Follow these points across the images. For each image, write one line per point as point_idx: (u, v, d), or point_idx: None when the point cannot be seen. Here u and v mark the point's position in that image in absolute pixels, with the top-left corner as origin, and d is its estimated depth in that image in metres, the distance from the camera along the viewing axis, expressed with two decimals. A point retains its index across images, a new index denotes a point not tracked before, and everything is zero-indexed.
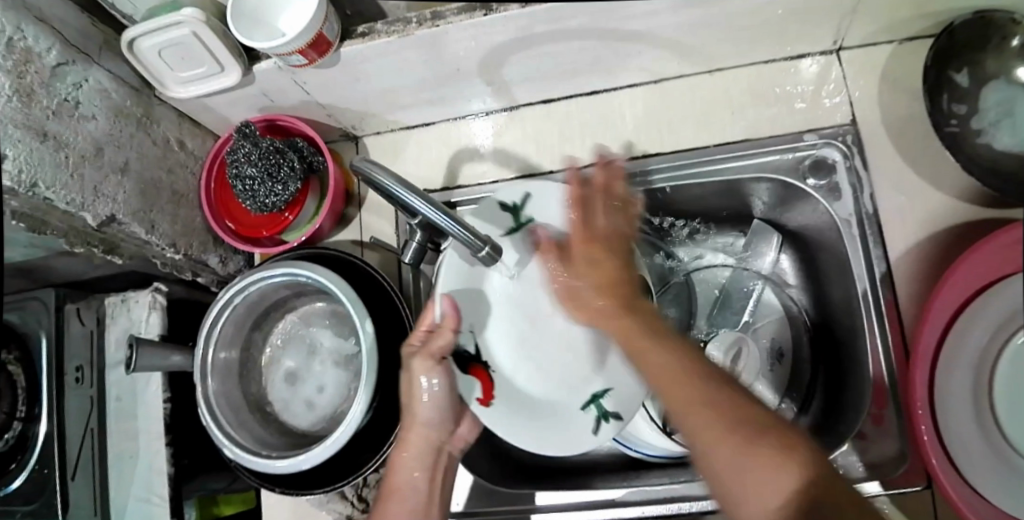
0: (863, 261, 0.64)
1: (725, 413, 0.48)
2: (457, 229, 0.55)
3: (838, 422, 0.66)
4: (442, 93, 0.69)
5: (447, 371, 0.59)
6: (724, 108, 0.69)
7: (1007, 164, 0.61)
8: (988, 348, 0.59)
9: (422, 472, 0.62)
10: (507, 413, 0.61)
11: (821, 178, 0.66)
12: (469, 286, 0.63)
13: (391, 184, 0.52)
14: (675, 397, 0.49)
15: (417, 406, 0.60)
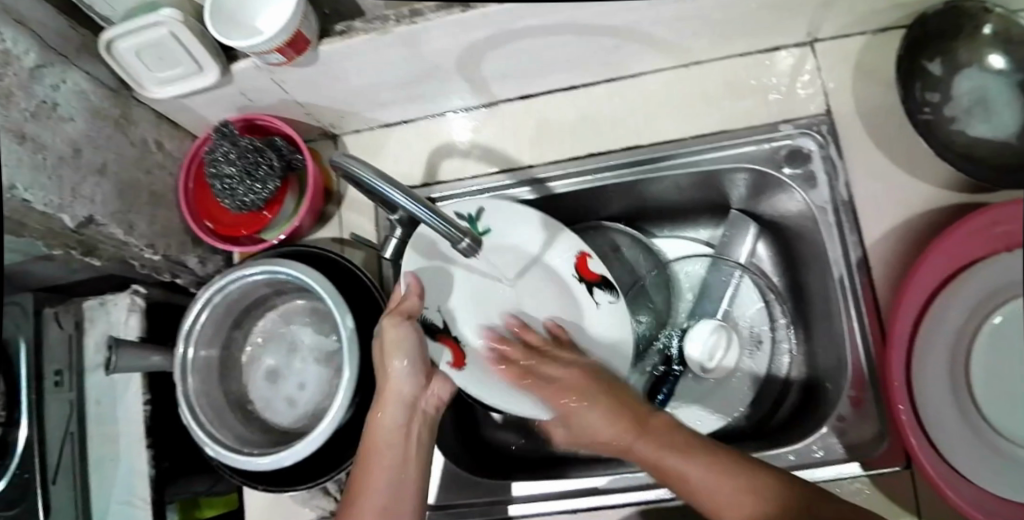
0: (839, 247, 0.65)
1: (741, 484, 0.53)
2: (431, 220, 0.54)
3: (817, 406, 0.67)
4: (422, 89, 0.69)
5: (417, 334, 0.60)
6: (701, 101, 0.70)
7: (979, 151, 0.62)
8: (964, 328, 0.60)
9: (395, 443, 0.60)
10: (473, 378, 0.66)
11: (796, 168, 0.67)
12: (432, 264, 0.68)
13: (365, 175, 0.52)
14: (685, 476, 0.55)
15: (389, 370, 0.59)
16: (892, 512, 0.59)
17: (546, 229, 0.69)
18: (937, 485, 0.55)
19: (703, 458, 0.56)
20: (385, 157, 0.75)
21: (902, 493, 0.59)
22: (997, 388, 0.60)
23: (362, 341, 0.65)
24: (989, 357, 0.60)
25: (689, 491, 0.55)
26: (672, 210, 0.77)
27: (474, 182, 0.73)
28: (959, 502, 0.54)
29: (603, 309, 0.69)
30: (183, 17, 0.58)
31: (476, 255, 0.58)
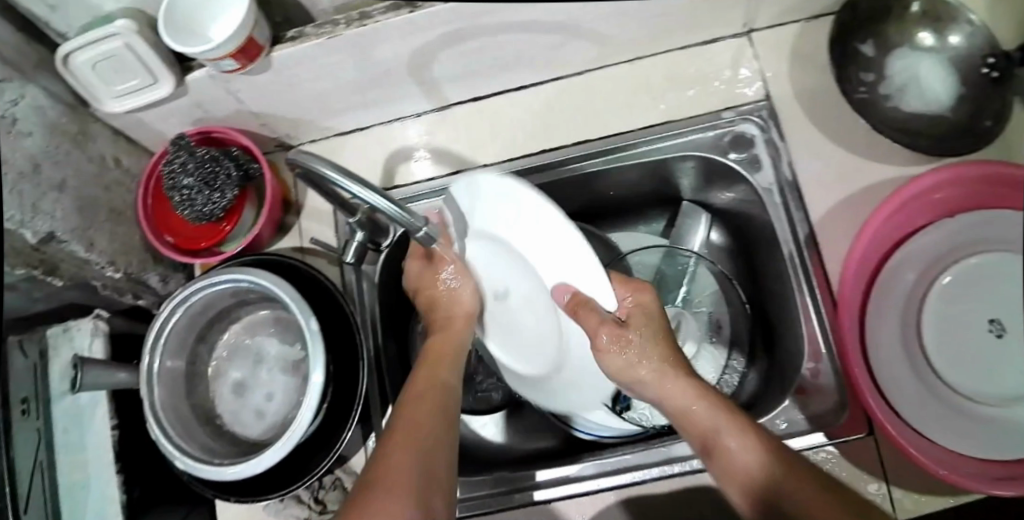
0: (787, 225, 0.67)
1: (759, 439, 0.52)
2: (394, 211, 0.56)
3: (783, 375, 0.68)
4: (375, 96, 0.70)
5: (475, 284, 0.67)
6: (646, 93, 0.71)
7: (915, 124, 0.65)
8: (912, 293, 0.62)
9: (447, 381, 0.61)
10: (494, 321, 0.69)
11: (741, 152, 0.69)
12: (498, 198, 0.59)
13: (330, 171, 0.53)
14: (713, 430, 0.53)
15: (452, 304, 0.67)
16: (861, 479, 0.59)
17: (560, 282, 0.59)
18: (894, 440, 0.54)
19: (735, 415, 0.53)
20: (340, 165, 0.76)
21: (868, 458, 0.59)
22: (954, 353, 0.60)
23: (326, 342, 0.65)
24: (941, 320, 0.60)
25: (714, 444, 0.53)
26: (625, 204, 0.79)
27: (431, 185, 0.74)
28: (916, 455, 0.53)
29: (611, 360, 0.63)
30: (136, 28, 0.59)
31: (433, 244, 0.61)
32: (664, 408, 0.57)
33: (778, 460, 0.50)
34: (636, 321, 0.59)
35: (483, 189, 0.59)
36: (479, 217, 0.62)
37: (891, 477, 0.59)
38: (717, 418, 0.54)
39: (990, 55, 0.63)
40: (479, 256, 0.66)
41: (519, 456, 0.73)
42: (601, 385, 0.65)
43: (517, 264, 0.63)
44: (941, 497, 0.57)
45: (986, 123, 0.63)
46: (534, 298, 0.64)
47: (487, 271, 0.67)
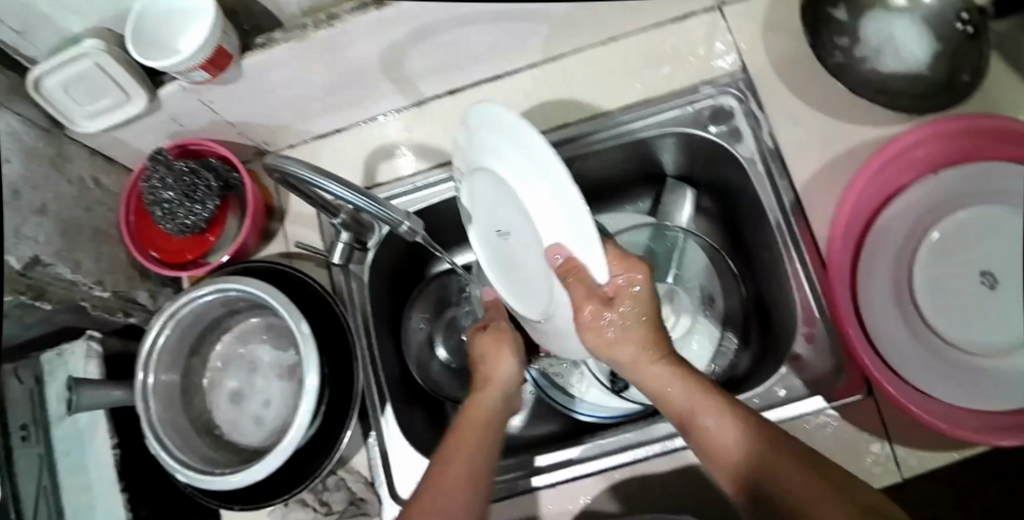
0: (771, 195, 0.65)
1: (741, 423, 0.51)
2: (363, 202, 0.57)
3: (776, 349, 0.67)
4: (349, 97, 0.69)
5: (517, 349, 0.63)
6: (620, 75, 0.70)
7: (893, 84, 0.64)
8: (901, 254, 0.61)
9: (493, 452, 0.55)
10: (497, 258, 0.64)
11: (721, 125, 0.68)
12: (509, 130, 0.51)
13: (286, 165, 0.53)
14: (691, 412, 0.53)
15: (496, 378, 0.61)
16: (863, 439, 0.59)
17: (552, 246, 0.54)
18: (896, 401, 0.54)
19: (712, 397, 0.52)
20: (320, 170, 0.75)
21: (868, 418, 0.59)
22: (948, 305, 0.58)
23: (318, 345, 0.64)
24: (933, 271, 0.59)
25: (692, 428, 0.53)
26: (608, 186, 0.78)
27: (411, 181, 0.71)
28: (920, 413, 0.53)
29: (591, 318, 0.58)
30: (106, 47, 0.60)
31: (418, 238, 0.62)
32: (646, 390, 0.56)
33: (755, 442, 0.50)
34: (621, 295, 0.52)
35: (491, 126, 0.53)
36: (483, 145, 0.56)
37: (893, 436, 0.59)
38: (694, 399, 0.53)
39: (964, 10, 0.63)
40: (483, 190, 0.61)
41: (523, 444, 0.72)
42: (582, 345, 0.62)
43: (515, 209, 0.57)
44: (943, 451, 0.58)
45: (964, 78, 0.62)
46: (528, 245, 0.57)
47: (490, 206, 0.62)
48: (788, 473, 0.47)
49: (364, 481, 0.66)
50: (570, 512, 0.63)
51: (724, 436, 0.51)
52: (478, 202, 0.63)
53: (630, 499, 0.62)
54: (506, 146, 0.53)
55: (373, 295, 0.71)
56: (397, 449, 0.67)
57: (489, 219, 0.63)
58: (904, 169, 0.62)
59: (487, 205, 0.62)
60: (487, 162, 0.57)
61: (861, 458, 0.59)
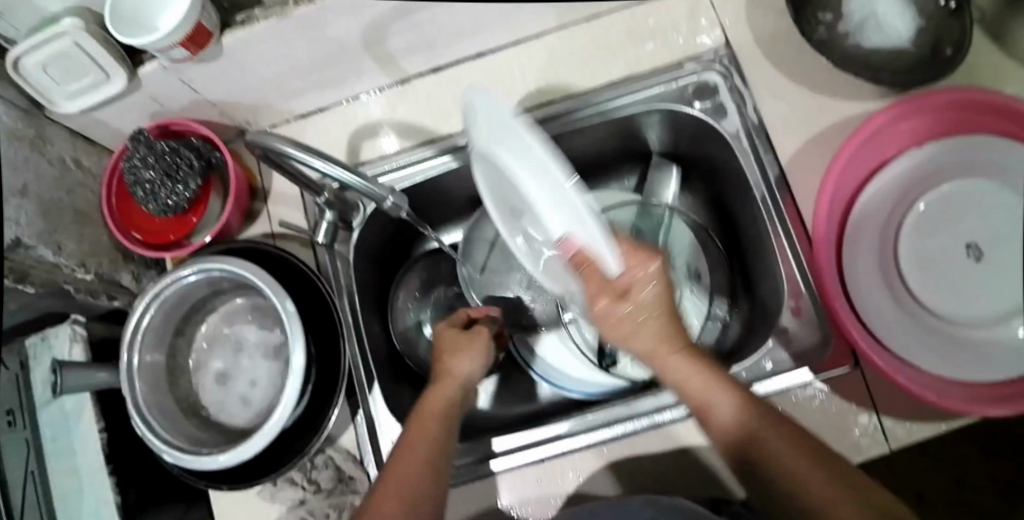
0: (757, 170, 0.66)
1: (759, 419, 0.50)
2: (353, 179, 0.58)
3: (765, 325, 0.68)
4: (330, 76, 0.68)
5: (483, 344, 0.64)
6: (604, 51, 0.69)
7: (877, 59, 0.64)
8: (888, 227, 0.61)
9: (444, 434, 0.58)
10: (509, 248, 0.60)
11: (705, 101, 0.68)
12: (504, 126, 0.45)
13: (281, 147, 0.53)
14: (707, 402, 0.53)
15: (456, 367, 0.62)
16: (850, 413, 0.59)
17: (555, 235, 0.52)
18: (888, 371, 0.54)
19: (731, 390, 0.52)
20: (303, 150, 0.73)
21: (856, 390, 0.59)
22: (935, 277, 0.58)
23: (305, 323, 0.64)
24: (920, 244, 0.59)
25: (708, 416, 0.53)
26: (592, 165, 0.79)
27: (397, 159, 0.70)
28: (907, 383, 0.53)
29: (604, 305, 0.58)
30: (84, 26, 0.59)
31: (405, 212, 0.62)
32: (664, 378, 0.56)
33: (768, 429, 0.50)
34: (638, 287, 0.53)
35: (479, 118, 0.47)
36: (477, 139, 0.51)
37: (881, 408, 0.58)
38: (714, 393, 0.53)
39: None
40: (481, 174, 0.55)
41: (510, 422, 0.73)
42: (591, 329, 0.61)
43: (516, 198, 0.52)
44: (935, 422, 0.57)
45: (947, 52, 0.61)
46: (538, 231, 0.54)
47: (488, 189, 0.55)
48: (799, 467, 0.47)
49: (354, 459, 0.66)
50: (556, 488, 0.63)
51: (739, 427, 0.51)
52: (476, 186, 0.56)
53: (618, 474, 0.62)
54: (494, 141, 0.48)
55: (358, 275, 0.70)
56: (387, 428, 0.67)
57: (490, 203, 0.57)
58: (891, 141, 0.62)
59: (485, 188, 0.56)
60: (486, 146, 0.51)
61: (848, 431, 0.59)
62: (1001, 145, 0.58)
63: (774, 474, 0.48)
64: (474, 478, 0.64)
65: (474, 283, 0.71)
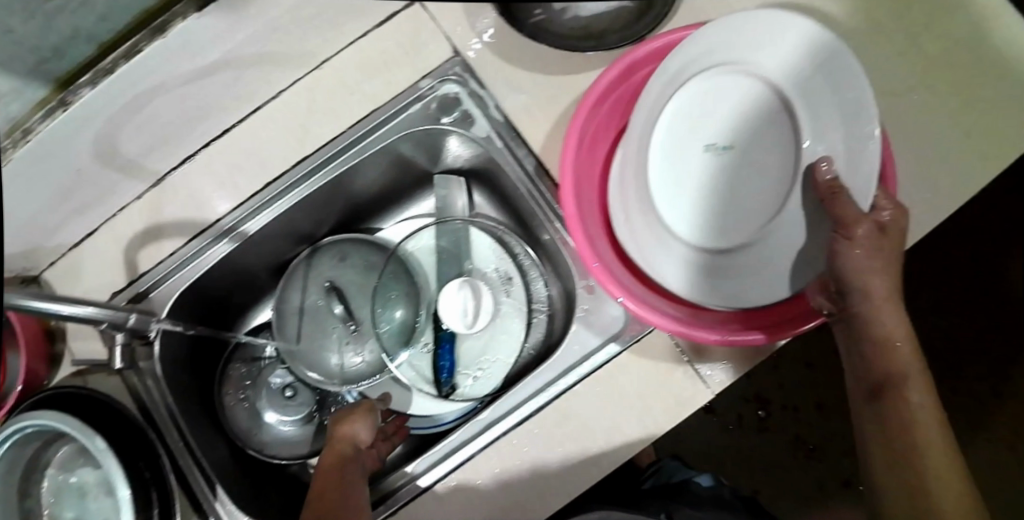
0: (515, 163, 0.65)
1: (937, 418, 0.50)
2: (100, 310, 0.55)
3: (566, 302, 0.69)
4: (81, 203, 0.64)
5: (369, 414, 0.64)
6: (344, 92, 0.66)
7: (598, 25, 0.62)
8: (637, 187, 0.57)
9: (354, 494, 0.56)
10: (671, 194, 0.56)
11: (452, 114, 0.66)
12: (750, 57, 0.53)
13: (30, 301, 0.47)
14: (906, 383, 0.50)
15: (348, 436, 0.62)
16: (664, 367, 0.61)
17: (777, 167, 0.53)
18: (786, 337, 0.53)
19: (924, 384, 0.50)
20: (85, 286, 0.67)
21: (651, 352, 0.61)
22: (695, 218, 0.56)
23: (126, 458, 0.60)
24: (667, 181, 0.56)
25: (911, 391, 0.50)
26: (384, 200, 0.76)
27: (176, 256, 0.67)
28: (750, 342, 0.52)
29: (769, 266, 0.53)
30: None
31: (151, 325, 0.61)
32: (868, 348, 0.51)
33: (930, 426, 0.50)
34: (891, 211, 0.49)
35: (767, 36, 0.53)
36: (718, 87, 0.55)
37: (693, 359, 0.60)
38: (909, 367, 0.50)
39: None
40: (699, 107, 0.55)
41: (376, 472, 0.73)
42: (756, 293, 0.54)
43: (757, 108, 0.54)
44: (721, 361, 0.60)
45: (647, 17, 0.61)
46: (753, 159, 0.54)
47: (709, 118, 0.55)
48: (948, 495, 0.48)
49: None
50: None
51: (927, 414, 0.50)
52: (678, 126, 0.56)
53: (474, 501, 0.61)
54: (774, 59, 0.53)
55: (175, 383, 0.68)
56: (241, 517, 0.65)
57: (682, 144, 0.56)
58: (613, 111, 0.61)
59: (704, 115, 0.55)
60: (691, 89, 0.55)
61: (666, 386, 0.61)
62: (762, 109, 0.54)
63: (927, 496, 0.48)
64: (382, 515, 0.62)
65: (296, 357, 0.70)
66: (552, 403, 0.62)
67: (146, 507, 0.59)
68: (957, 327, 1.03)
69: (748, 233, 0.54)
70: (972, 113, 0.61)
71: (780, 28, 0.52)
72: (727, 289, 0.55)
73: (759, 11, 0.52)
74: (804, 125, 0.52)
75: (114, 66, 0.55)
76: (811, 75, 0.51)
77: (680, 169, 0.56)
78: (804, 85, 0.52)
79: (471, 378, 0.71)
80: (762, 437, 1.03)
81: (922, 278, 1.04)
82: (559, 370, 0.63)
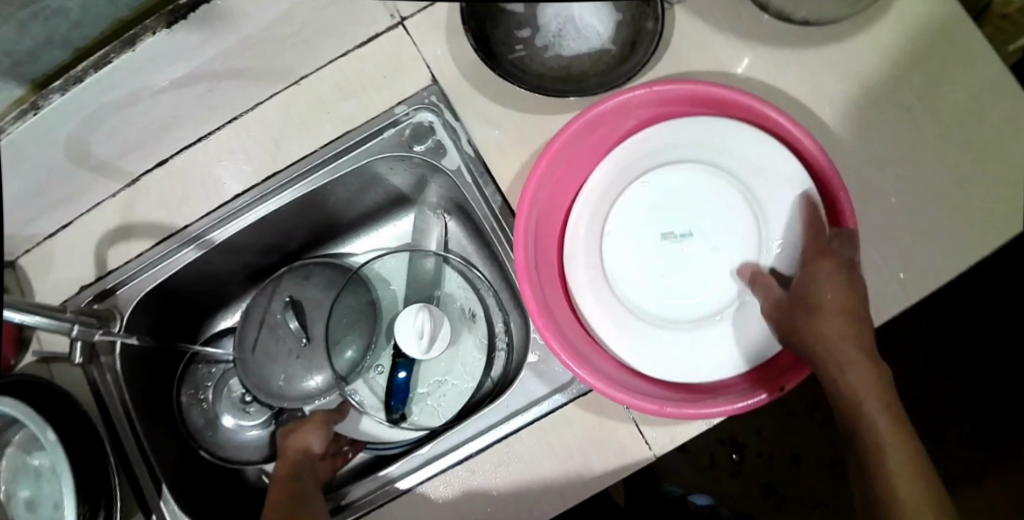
0: (481, 200, 0.64)
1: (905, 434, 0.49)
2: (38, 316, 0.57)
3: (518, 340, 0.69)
4: (57, 196, 0.65)
5: (323, 424, 0.69)
6: (318, 111, 0.65)
7: (577, 67, 0.62)
8: (592, 253, 0.59)
9: (303, 496, 0.60)
10: (625, 267, 0.59)
11: (424, 143, 0.65)
12: (695, 148, 0.58)
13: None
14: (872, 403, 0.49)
15: (299, 445, 0.66)
16: (607, 425, 0.60)
17: (717, 247, 0.57)
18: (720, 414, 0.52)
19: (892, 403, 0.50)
20: (55, 276, 0.68)
21: (595, 406, 0.60)
22: (644, 291, 0.58)
23: (71, 453, 0.61)
24: (621, 252, 0.59)
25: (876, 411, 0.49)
26: (360, 217, 0.76)
27: (143, 259, 0.67)
28: (678, 413, 0.52)
29: (708, 341, 0.56)
30: None
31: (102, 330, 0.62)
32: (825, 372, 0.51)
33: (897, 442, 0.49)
34: (825, 280, 0.51)
35: (719, 134, 0.57)
36: (667, 173, 0.59)
37: (638, 419, 0.59)
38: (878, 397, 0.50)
39: None
40: (653, 193, 0.59)
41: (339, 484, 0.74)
42: (695, 366, 0.55)
43: (703, 193, 0.58)
44: (664, 426, 0.59)
45: (625, 66, 0.61)
46: (699, 247, 0.57)
47: (662, 207, 0.58)
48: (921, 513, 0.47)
49: None
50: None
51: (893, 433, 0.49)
52: (633, 203, 0.59)
53: None
54: (721, 148, 0.58)
55: (134, 380, 0.69)
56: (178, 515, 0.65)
57: (636, 221, 0.59)
58: (577, 165, 0.61)
59: (659, 205, 0.59)
60: (641, 174, 0.59)
61: (609, 444, 0.59)
62: (708, 191, 0.58)
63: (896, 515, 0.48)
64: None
65: (245, 368, 0.71)
66: (494, 445, 0.61)
67: (88, 501, 0.60)
68: (955, 389, 0.97)
69: (688, 310, 0.57)
70: (956, 195, 0.57)
71: (716, 129, 0.57)
72: (668, 360, 0.56)
73: (695, 120, 0.58)
74: (748, 213, 0.57)
75: (90, 70, 0.59)
76: (753, 164, 0.57)
77: (633, 243, 0.59)
78: (754, 176, 0.57)
79: (424, 405, 0.70)
80: (733, 481, 1.01)
81: (924, 336, 0.99)
82: (504, 415, 0.62)
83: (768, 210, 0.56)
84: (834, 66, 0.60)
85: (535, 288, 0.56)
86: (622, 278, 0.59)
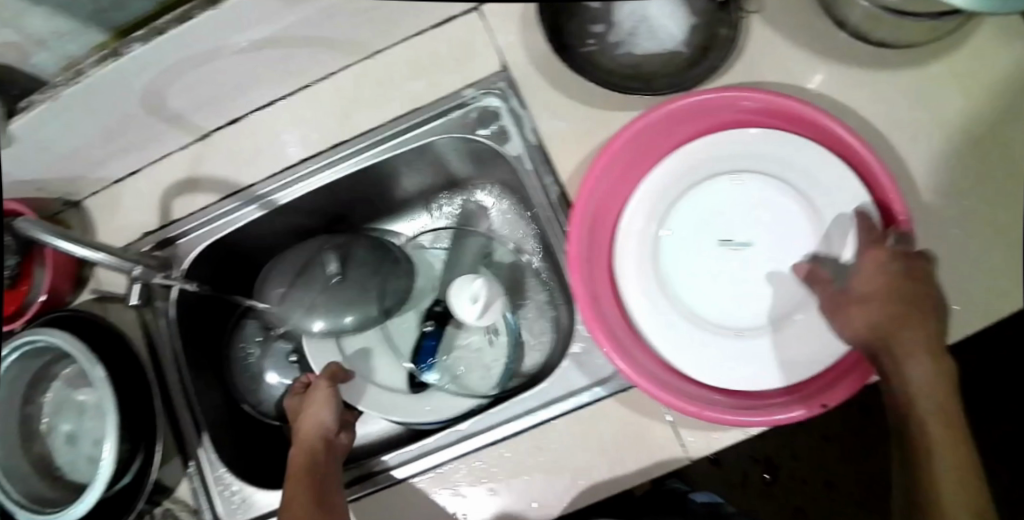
0: (539, 189, 0.64)
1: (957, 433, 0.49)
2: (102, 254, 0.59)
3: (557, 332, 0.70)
4: (132, 145, 0.68)
5: (329, 394, 0.65)
6: (388, 86, 0.67)
7: (647, 66, 0.63)
8: (643, 253, 0.60)
9: (321, 490, 0.58)
10: (675, 269, 0.59)
11: (488, 127, 0.66)
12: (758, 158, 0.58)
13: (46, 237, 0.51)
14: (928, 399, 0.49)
15: (310, 424, 0.64)
16: (643, 424, 0.60)
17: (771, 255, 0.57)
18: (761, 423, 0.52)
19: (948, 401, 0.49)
20: (120, 220, 0.71)
21: (634, 403, 0.60)
22: (691, 294, 0.58)
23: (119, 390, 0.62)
24: (672, 254, 0.59)
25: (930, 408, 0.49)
26: (414, 194, 0.78)
27: (205, 214, 0.69)
28: (718, 418, 0.52)
29: (752, 351, 0.56)
30: None
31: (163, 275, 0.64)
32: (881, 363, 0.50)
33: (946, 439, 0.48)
34: (880, 299, 0.50)
35: (785, 147, 0.58)
36: (727, 179, 0.59)
37: (676, 420, 0.59)
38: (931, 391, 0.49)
39: None
40: (711, 200, 0.59)
41: (368, 453, 0.75)
42: (736, 374, 0.55)
43: (761, 203, 0.58)
44: (702, 430, 0.59)
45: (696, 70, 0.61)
46: (752, 256, 0.58)
47: (718, 214, 0.59)
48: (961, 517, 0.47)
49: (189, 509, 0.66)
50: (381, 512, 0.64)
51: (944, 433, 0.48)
52: (689, 207, 0.60)
53: (434, 506, 0.62)
54: (783, 160, 0.58)
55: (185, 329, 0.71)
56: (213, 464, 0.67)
57: (691, 224, 0.59)
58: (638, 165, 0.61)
59: (716, 211, 0.59)
60: (699, 179, 0.60)
61: (644, 442, 0.60)
62: (767, 202, 0.58)
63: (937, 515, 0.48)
64: (364, 491, 0.65)
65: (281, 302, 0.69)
66: (529, 431, 0.62)
67: (130, 439, 0.62)
68: (997, 435, 0.94)
69: (735, 318, 0.57)
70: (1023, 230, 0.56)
71: (782, 141, 0.57)
72: (711, 365, 0.56)
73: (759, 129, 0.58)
74: (807, 226, 0.57)
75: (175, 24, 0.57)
76: (815, 179, 0.57)
77: (685, 247, 0.59)
78: (815, 190, 0.57)
79: (456, 378, 0.72)
80: (763, 501, 1.00)
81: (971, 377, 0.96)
82: (540, 402, 0.63)
83: (827, 224, 0.56)
84: (907, 89, 0.60)
85: (585, 279, 0.57)
86: (671, 279, 0.59)
